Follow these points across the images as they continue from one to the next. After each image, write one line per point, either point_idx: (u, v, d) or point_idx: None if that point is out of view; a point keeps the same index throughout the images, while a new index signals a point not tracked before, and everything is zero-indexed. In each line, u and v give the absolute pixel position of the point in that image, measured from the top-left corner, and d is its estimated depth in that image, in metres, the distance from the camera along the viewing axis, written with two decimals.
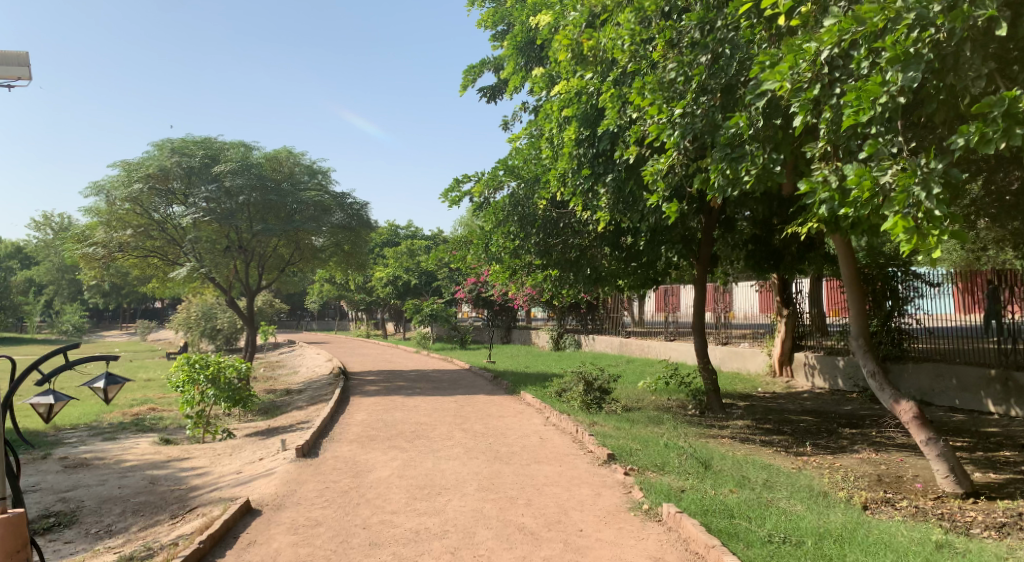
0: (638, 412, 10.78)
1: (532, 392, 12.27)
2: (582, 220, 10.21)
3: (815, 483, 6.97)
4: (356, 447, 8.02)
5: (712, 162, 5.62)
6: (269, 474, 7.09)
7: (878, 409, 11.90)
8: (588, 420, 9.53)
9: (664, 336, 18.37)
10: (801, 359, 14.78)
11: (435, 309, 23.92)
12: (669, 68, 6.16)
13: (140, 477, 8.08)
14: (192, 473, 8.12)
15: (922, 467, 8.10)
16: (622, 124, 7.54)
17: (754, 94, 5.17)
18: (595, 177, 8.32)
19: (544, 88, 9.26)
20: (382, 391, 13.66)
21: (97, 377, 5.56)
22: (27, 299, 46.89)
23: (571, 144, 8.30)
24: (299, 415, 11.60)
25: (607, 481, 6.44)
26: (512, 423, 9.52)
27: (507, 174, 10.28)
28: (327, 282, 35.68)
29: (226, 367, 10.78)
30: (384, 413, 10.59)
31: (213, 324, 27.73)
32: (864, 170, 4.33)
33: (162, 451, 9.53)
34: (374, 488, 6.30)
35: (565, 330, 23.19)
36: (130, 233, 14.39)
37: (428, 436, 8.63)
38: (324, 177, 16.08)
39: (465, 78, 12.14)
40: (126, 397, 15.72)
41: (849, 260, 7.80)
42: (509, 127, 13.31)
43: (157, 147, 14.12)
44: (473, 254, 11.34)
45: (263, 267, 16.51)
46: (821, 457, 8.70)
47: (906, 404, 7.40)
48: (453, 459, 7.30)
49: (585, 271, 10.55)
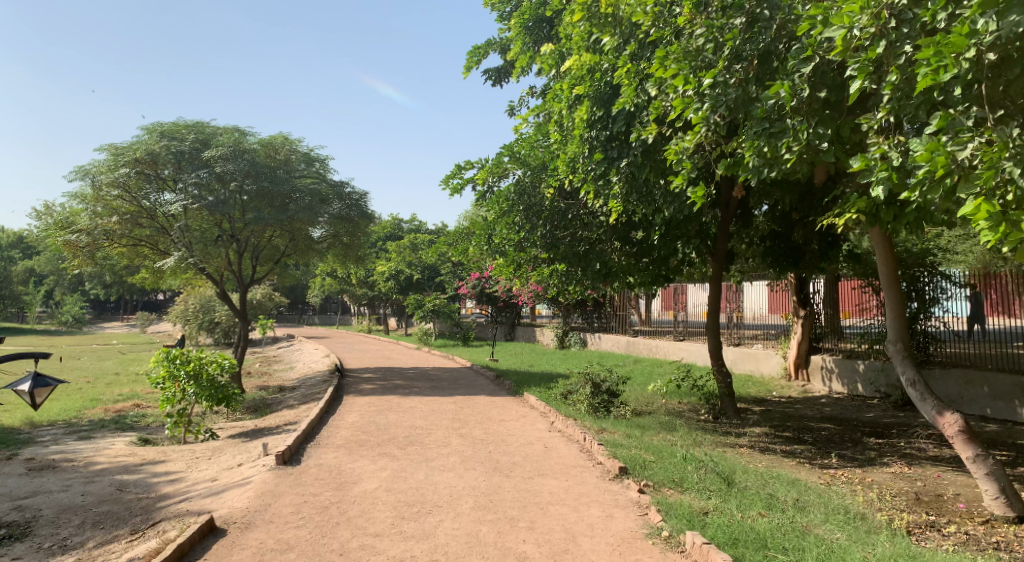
0: (649, 417, 10.08)
1: (536, 393, 11.59)
2: (592, 211, 9.55)
3: (851, 504, 6.27)
4: (343, 454, 7.34)
5: (745, 140, 4.91)
6: (244, 484, 6.41)
7: (903, 417, 11.16)
8: (596, 427, 8.89)
9: (673, 335, 17.72)
10: (818, 362, 14.06)
11: (437, 305, 23.30)
12: (696, 34, 5.45)
13: (109, 482, 7.41)
14: (165, 479, 7.45)
15: (962, 485, 7.39)
16: (639, 102, 6.88)
17: (800, 59, 4.51)
18: (609, 162, 7.59)
19: (554, 66, 8.56)
20: (378, 390, 13.02)
21: (25, 381, 6.79)
22: (26, 290, 46.41)
23: (582, 125, 7.61)
24: (289, 415, 10.93)
25: (619, 499, 5.76)
26: (514, 429, 8.84)
27: (513, 161, 9.59)
28: (328, 276, 35.04)
29: (209, 363, 10.10)
30: (377, 415, 9.92)
31: (211, 317, 27.13)
32: (937, 144, 3.65)
33: (138, 453, 8.86)
34: (357, 504, 5.63)
35: (570, 327, 22.52)
36: (115, 220, 13.67)
37: (422, 442, 7.94)
38: (321, 165, 15.51)
39: (468, 59, 11.43)
40: (112, 393, 15.07)
41: (887, 259, 7.11)
42: (514, 112, 12.57)
43: (145, 130, 13.49)
44: (475, 247, 10.64)
45: (256, 258, 15.85)
46: (850, 471, 7.99)
47: (951, 416, 6.67)
48: (447, 471, 6.61)
49: (594, 266, 9.68)
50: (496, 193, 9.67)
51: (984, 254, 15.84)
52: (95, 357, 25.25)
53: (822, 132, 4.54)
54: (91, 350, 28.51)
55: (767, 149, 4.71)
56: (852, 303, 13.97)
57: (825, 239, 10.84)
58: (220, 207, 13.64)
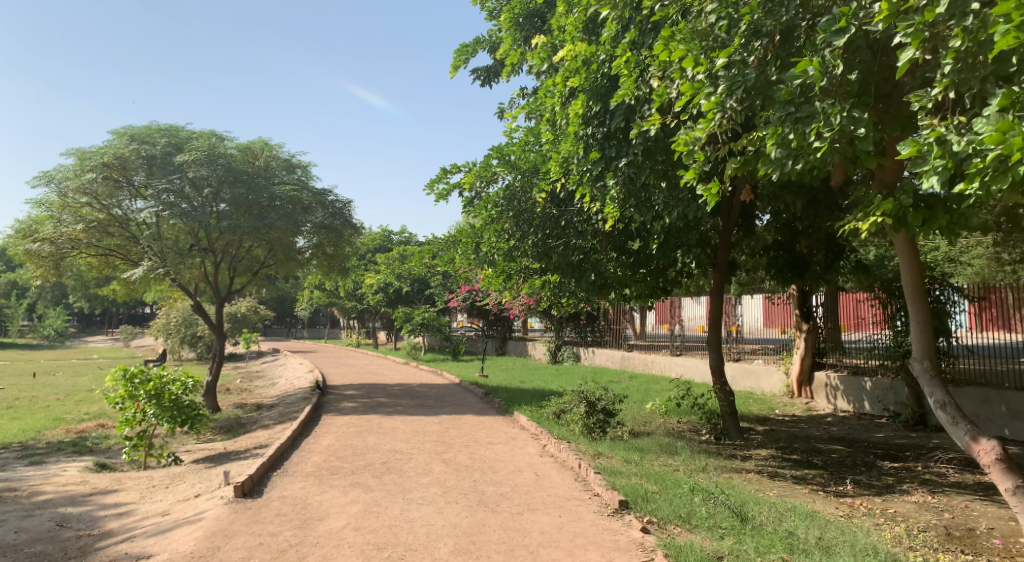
0: (648, 439, 9.39)
1: (527, 412, 10.88)
2: (588, 218, 8.94)
3: (878, 541, 5.60)
4: (312, 484, 6.60)
5: (766, 127, 4.31)
6: (195, 521, 5.66)
7: (916, 438, 10.49)
8: (592, 451, 8.20)
9: (670, 350, 17.06)
10: (821, 379, 13.41)
11: (427, 318, 22.65)
12: (707, 10, 4.86)
13: (49, 516, 6.62)
14: (113, 512, 6.67)
15: (995, 517, 6.73)
16: (641, 94, 6.32)
17: (832, 30, 3.93)
18: (606, 162, 7.02)
19: (546, 60, 7.94)
20: (360, 408, 12.25)
21: None
22: (9, 303, 45.44)
23: (577, 121, 7.03)
24: (262, 436, 10.15)
25: (620, 541, 5.10)
26: (503, 453, 8.11)
27: (502, 165, 8.96)
28: (317, 289, 34.34)
29: (172, 382, 9.37)
30: (355, 437, 9.17)
31: (193, 331, 26.32)
32: (1011, 121, 3.16)
33: (89, 481, 8.05)
34: (320, 547, 4.94)
35: (562, 342, 21.86)
36: (81, 228, 12.86)
37: (401, 470, 7.20)
38: (302, 173, 14.92)
39: (455, 58, 10.79)
40: (78, 412, 14.19)
41: (912, 268, 6.44)
42: (503, 114, 11.93)
43: (115, 134, 12.79)
44: (462, 256, 9.95)
45: (235, 269, 15.13)
46: (869, 500, 7.32)
47: (987, 443, 5.97)
48: (426, 505, 5.90)
49: (589, 276, 9.07)
50: (483, 198, 8.99)
51: (992, 266, 15.27)
52: (73, 372, 24.36)
53: (857, 116, 3.96)
54: (69, 364, 27.63)
55: (792, 137, 4.10)
56: (857, 317, 13.38)
57: (831, 249, 10.23)
58: (194, 215, 12.93)
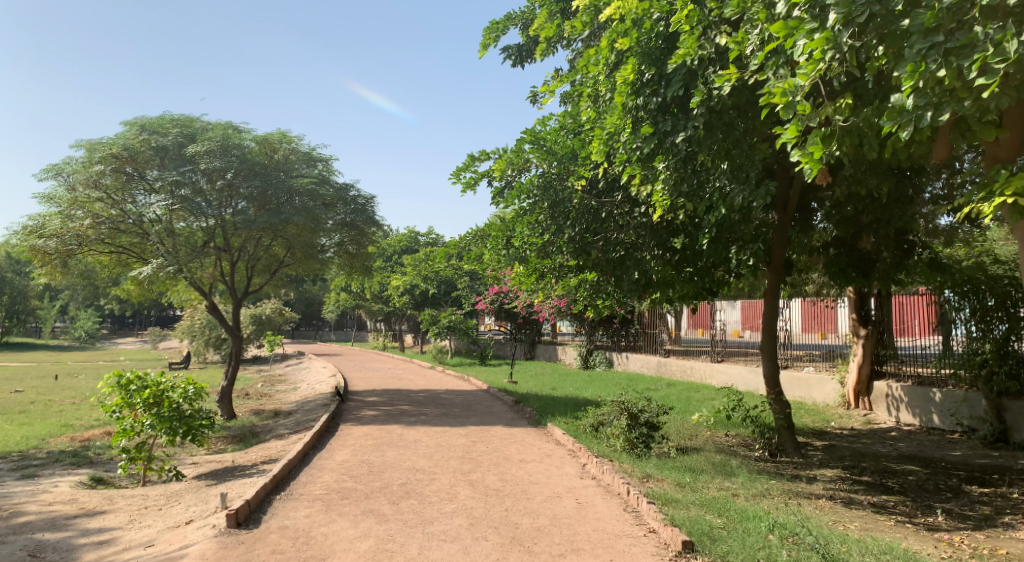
0: (697, 456, 8.36)
1: (562, 424, 9.88)
2: (632, 208, 7.91)
3: None
4: (318, 512, 5.69)
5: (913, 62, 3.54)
6: (176, 559, 4.77)
7: (1001, 457, 9.23)
8: (638, 472, 7.19)
9: (710, 356, 15.85)
10: (882, 389, 12.14)
11: (453, 321, 21.79)
12: None
13: (22, 544, 5.79)
14: (93, 540, 5.82)
15: None
16: (707, 50, 5.41)
17: None
18: (658, 136, 6.03)
19: (587, 25, 7.03)
20: (381, 417, 11.36)
21: None
22: (42, 305, 45.96)
23: (624, 91, 6.06)
24: (273, 448, 9.30)
25: None
26: (537, 474, 7.13)
27: (535, 150, 8.02)
28: (344, 291, 33.75)
29: (173, 389, 8.60)
30: (372, 452, 8.24)
31: (218, 333, 25.79)
32: None
33: (78, 499, 7.24)
34: None
35: (594, 346, 20.80)
36: (89, 224, 12.14)
37: (421, 494, 6.25)
38: (324, 167, 14.10)
39: (485, 36, 9.87)
40: (88, 418, 13.51)
41: None
42: (534, 99, 11.01)
43: (126, 124, 12.15)
44: (492, 251, 8.98)
45: (252, 268, 14.40)
46: (970, 536, 6.19)
47: None
48: (450, 542, 4.95)
49: (631, 274, 8.02)
50: (515, 187, 8.06)
51: None
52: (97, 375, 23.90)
53: None
54: (94, 366, 27.33)
55: (944, 76, 3.51)
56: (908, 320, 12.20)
57: (901, 245, 9.15)
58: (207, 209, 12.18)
